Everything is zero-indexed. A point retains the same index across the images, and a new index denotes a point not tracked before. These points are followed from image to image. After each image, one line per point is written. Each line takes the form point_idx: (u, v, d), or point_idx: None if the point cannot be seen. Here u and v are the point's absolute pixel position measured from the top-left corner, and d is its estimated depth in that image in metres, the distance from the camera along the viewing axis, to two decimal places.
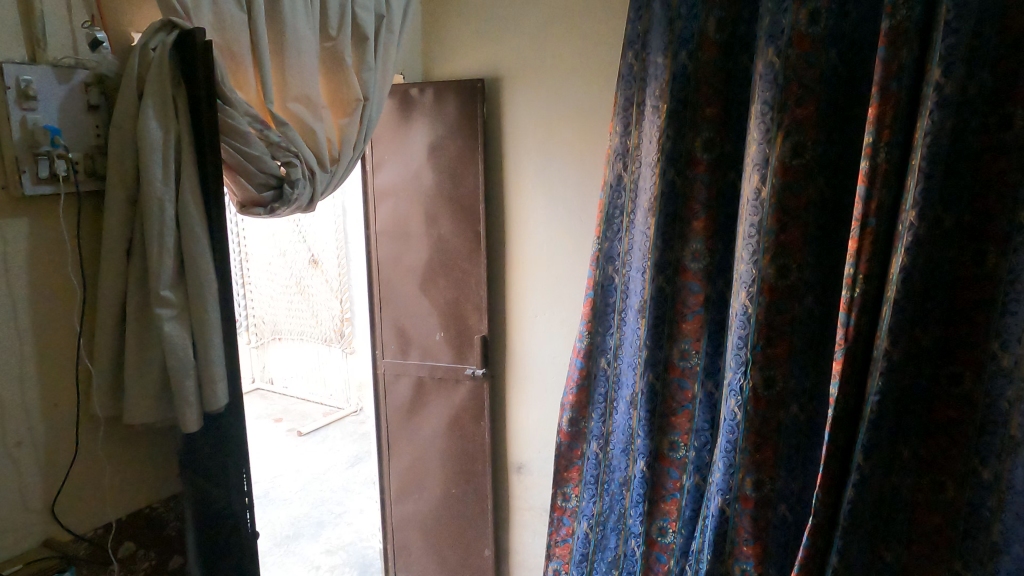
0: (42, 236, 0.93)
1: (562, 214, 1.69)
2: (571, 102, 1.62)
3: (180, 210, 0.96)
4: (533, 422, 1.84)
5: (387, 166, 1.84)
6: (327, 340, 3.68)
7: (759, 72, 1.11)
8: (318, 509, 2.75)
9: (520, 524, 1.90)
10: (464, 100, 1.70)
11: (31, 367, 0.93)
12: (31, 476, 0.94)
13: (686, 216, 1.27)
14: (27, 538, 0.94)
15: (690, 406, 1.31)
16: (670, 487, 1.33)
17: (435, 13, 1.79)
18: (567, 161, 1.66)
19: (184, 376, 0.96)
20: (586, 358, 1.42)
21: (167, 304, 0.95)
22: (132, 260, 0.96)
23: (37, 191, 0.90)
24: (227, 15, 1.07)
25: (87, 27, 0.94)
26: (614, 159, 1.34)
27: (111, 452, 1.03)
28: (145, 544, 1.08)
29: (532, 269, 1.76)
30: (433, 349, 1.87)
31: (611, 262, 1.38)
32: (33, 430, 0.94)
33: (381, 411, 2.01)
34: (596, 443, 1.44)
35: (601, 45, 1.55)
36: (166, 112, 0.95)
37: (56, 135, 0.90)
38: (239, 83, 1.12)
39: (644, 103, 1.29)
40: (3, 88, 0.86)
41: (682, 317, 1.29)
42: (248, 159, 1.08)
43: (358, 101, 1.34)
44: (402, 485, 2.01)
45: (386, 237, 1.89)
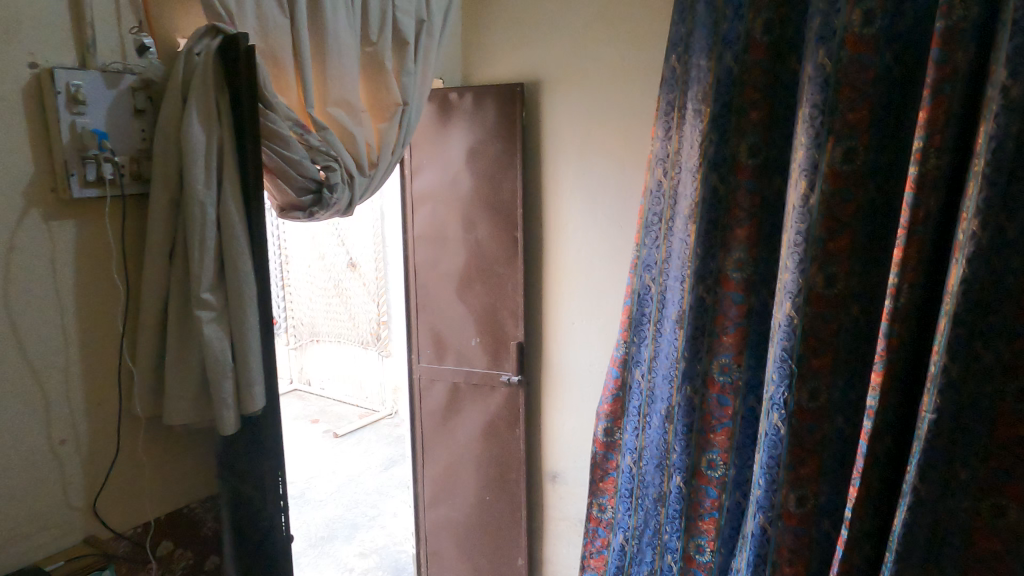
0: (88, 237, 0.94)
1: (600, 220, 1.67)
2: (611, 107, 1.60)
3: (221, 214, 0.97)
4: (569, 431, 1.81)
5: (426, 171, 1.84)
6: (364, 342, 3.71)
7: (808, 75, 1.07)
8: (353, 511, 2.77)
9: (555, 534, 1.88)
10: (503, 104, 1.69)
11: (76, 366, 0.94)
12: (74, 474, 0.95)
13: (729, 223, 1.23)
14: (69, 535, 0.96)
15: (730, 423, 1.27)
16: (708, 506, 1.29)
17: (475, 18, 1.78)
18: (607, 166, 1.63)
19: (222, 379, 0.97)
20: (622, 368, 1.44)
21: (207, 307, 0.96)
22: (174, 263, 0.97)
23: (84, 194, 0.91)
24: (270, 22, 1.08)
25: (135, 33, 0.96)
26: (656, 165, 1.35)
27: (152, 451, 1.04)
28: (182, 544, 1.09)
29: (570, 275, 1.74)
30: (469, 354, 1.86)
31: (649, 271, 1.38)
32: (77, 427, 0.95)
33: (416, 416, 2.00)
34: (630, 457, 1.42)
35: (643, 49, 1.53)
36: (209, 116, 0.96)
37: (104, 138, 0.91)
38: (282, 89, 1.13)
39: (685, 107, 1.27)
40: (54, 93, 0.87)
41: (723, 329, 1.25)
42: (288, 163, 1.09)
43: (397, 106, 1.34)
44: (436, 490, 2.00)
45: (423, 241, 1.89)
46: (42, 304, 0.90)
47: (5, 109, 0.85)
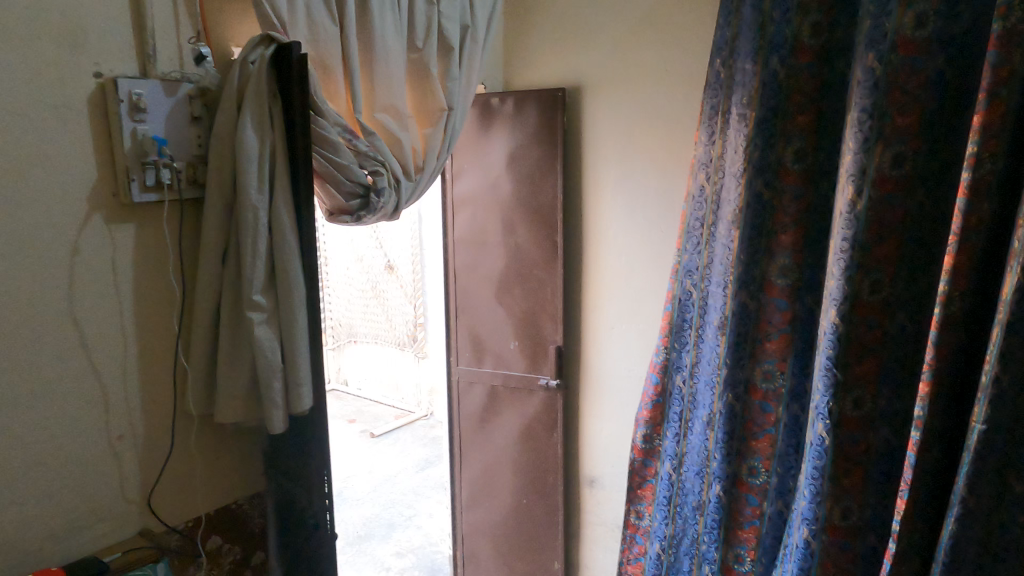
0: (146, 239, 0.97)
1: (642, 225, 1.66)
2: (653, 111, 1.59)
3: (273, 219, 0.99)
4: (606, 436, 1.81)
5: (467, 175, 1.85)
6: (400, 344, 3.75)
7: (857, 79, 1.05)
8: (389, 511, 2.80)
9: (592, 539, 1.87)
10: (545, 109, 1.70)
11: (133, 365, 0.98)
12: (130, 469, 0.99)
13: (773, 229, 1.22)
14: (124, 528, 0.99)
15: (773, 429, 1.25)
16: (749, 514, 1.27)
17: (517, 23, 1.79)
18: (649, 171, 1.62)
19: (272, 379, 0.99)
20: (662, 374, 1.45)
21: (258, 308, 0.99)
22: (227, 265, 0.99)
23: (144, 198, 0.95)
24: (320, 29, 1.11)
25: (192, 42, 0.99)
26: (699, 169, 1.35)
27: (203, 448, 1.07)
28: (230, 539, 1.12)
29: (610, 279, 1.73)
30: (508, 357, 1.87)
31: (690, 276, 1.37)
32: (134, 424, 0.98)
33: (454, 418, 2.02)
34: (669, 463, 1.42)
35: (686, 52, 1.52)
36: (263, 123, 0.98)
37: (163, 145, 0.95)
38: (331, 95, 1.15)
39: (729, 111, 1.27)
40: (116, 101, 0.91)
41: (766, 335, 1.24)
42: (337, 168, 1.11)
43: (442, 111, 1.36)
44: (473, 492, 2.01)
45: (463, 245, 1.90)
46: (102, 304, 0.94)
47: (71, 117, 0.89)
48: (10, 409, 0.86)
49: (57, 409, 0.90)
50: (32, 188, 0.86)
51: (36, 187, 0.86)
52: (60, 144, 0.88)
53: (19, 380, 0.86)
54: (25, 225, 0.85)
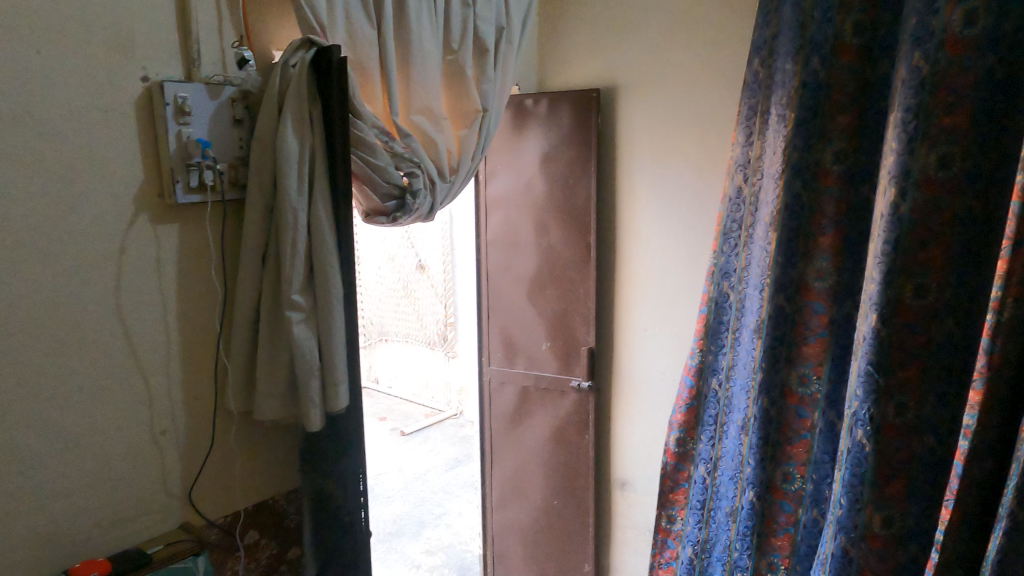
0: (189, 239, 1.00)
1: (677, 226, 1.64)
2: (688, 112, 1.58)
3: (311, 219, 1.01)
4: (638, 439, 1.80)
5: (500, 176, 1.86)
6: (430, 343, 3.77)
7: (901, 78, 1.02)
8: (419, 509, 2.82)
9: (622, 542, 1.86)
10: (579, 110, 1.69)
11: (176, 362, 1.00)
12: (172, 464, 1.01)
13: (811, 231, 1.20)
14: (166, 520, 1.01)
15: (809, 435, 1.23)
16: (783, 521, 1.25)
17: (551, 24, 1.79)
18: (684, 172, 1.61)
19: (310, 378, 1.01)
20: (697, 377, 1.40)
21: (297, 308, 1.00)
22: (267, 265, 1.01)
23: (187, 199, 0.96)
24: (358, 32, 1.12)
25: (235, 46, 1.02)
26: (735, 171, 1.31)
27: (243, 444, 1.10)
28: (267, 533, 1.14)
29: (643, 281, 1.72)
30: (539, 358, 1.87)
31: (727, 278, 1.35)
32: (176, 420, 1.01)
33: (486, 418, 2.02)
34: (703, 467, 1.39)
35: (722, 52, 1.50)
36: (302, 125, 1.00)
37: (207, 147, 0.96)
38: (367, 97, 1.16)
39: (769, 111, 1.24)
40: (163, 104, 0.93)
41: (803, 339, 1.22)
42: (373, 169, 1.12)
43: (476, 112, 1.37)
44: (504, 493, 2.02)
45: (495, 245, 1.91)
46: (148, 302, 0.96)
47: (120, 120, 0.91)
48: (60, 404, 0.88)
49: (105, 404, 0.93)
50: (82, 189, 0.88)
51: (86, 188, 0.88)
52: (108, 146, 0.90)
53: (69, 376, 0.89)
54: (76, 225, 0.88)
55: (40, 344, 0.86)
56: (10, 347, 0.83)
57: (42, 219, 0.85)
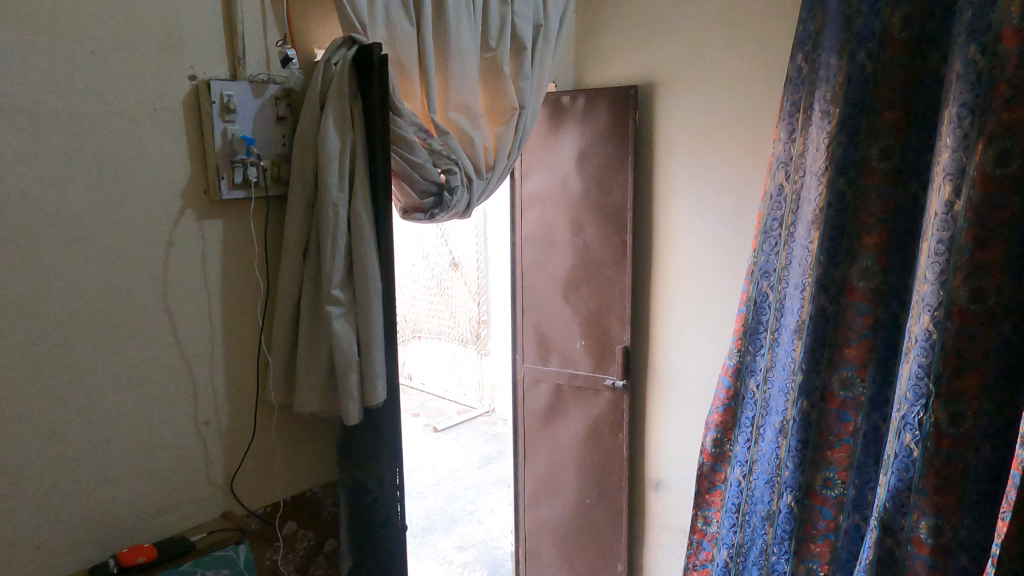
0: (233, 235, 1.02)
1: (715, 225, 1.62)
2: (728, 109, 1.56)
3: (353, 216, 1.02)
4: (673, 439, 1.78)
5: (536, 173, 1.85)
6: (463, 341, 3.79)
7: (957, 72, 1.00)
8: (452, 505, 2.84)
9: (655, 543, 1.85)
10: (616, 107, 1.68)
11: (220, 355, 1.02)
12: (216, 453, 1.03)
13: (856, 230, 1.18)
14: (209, 509, 1.03)
15: (850, 440, 1.20)
16: (822, 528, 1.23)
17: (588, 21, 1.78)
18: (723, 169, 1.59)
19: (348, 372, 1.02)
20: (735, 377, 1.39)
21: (337, 303, 1.02)
22: (307, 260, 1.03)
23: (232, 195, 0.99)
24: (398, 31, 1.13)
25: (279, 46, 1.03)
26: (777, 168, 1.29)
27: (283, 436, 1.12)
28: (304, 525, 1.16)
29: (679, 280, 1.71)
30: (573, 356, 1.86)
31: (766, 278, 1.32)
32: (219, 411, 1.03)
33: (519, 415, 2.03)
34: (740, 470, 1.38)
35: (764, 47, 1.48)
36: (344, 122, 1.02)
37: (251, 144, 0.98)
38: (407, 95, 1.18)
39: (812, 107, 1.22)
40: (209, 102, 0.95)
41: (846, 341, 1.19)
42: (412, 167, 1.14)
43: (513, 110, 1.37)
44: (536, 490, 2.02)
45: (531, 243, 1.91)
46: (193, 296, 0.98)
47: (169, 118, 0.93)
48: (109, 394, 0.91)
49: (151, 395, 0.95)
50: (131, 184, 0.90)
51: (135, 184, 0.91)
52: (158, 143, 0.93)
53: (118, 367, 0.91)
54: (125, 219, 0.90)
55: (91, 334, 0.88)
56: (63, 337, 0.86)
57: (93, 213, 0.87)
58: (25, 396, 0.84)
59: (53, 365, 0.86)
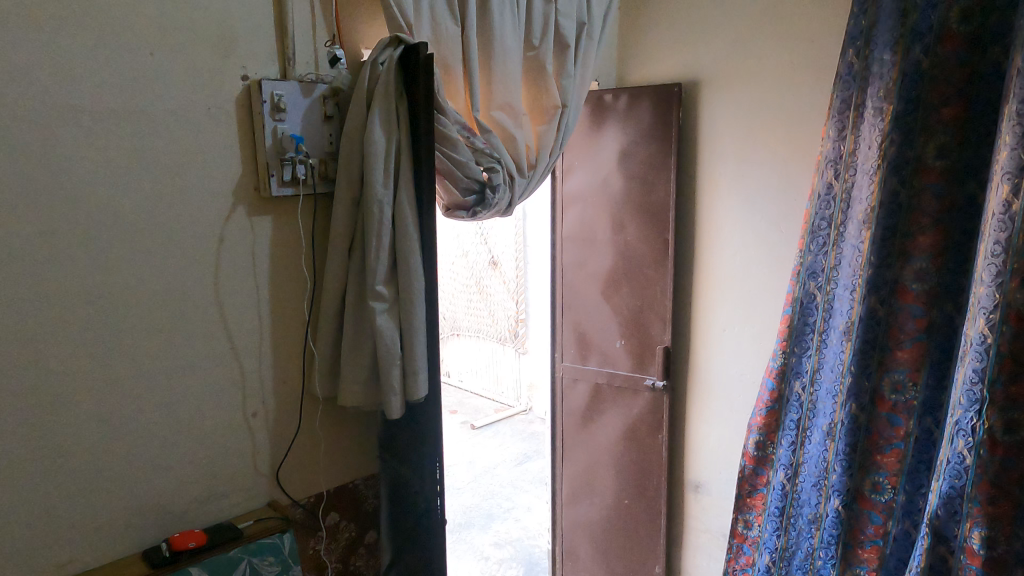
0: (282, 231, 1.05)
1: (759, 226, 1.60)
2: (774, 106, 1.54)
3: (396, 211, 1.04)
4: (714, 441, 1.76)
5: (578, 172, 1.85)
6: (501, 339, 3.80)
7: (1016, 68, 0.97)
8: (488, 501, 2.85)
9: (695, 545, 1.83)
10: (659, 105, 1.66)
11: (268, 348, 1.05)
12: (262, 444, 1.06)
13: (910, 231, 1.15)
14: (256, 498, 1.06)
15: (901, 444, 1.17)
16: (870, 533, 1.20)
17: (631, 19, 1.77)
18: (769, 168, 1.56)
19: (390, 367, 1.04)
20: (779, 380, 1.36)
21: (380, 298, 1.03)
22: (352, 256, 1.05)
23: (281, 192, 1.01)
24: (443, 31, 1.15)
25: (328, 46, 1.06)
26: (824, 166, 1.26)
27: (327, 429, 1.15)
28: (346, 516, 1.18)
29: (722, 280, 1.69)
30: (613, 356, 1.85)
31: (813, 278, 1.30)
32: (267, 402, 1.06)
33: (558, 413, 2.03)
34: (783, 473, 1.35)
35: (813, 43, 1.45)
36: (389, 120, 1.03)
37: (300, 142, 1.01)
38: (451, 94, 1.19)
39: (863, 105, 1.19)
40: (260, 102, 0.98)
41: (897, 343, 1.16)
42: (455, 164, 1.15)
43: (556, 108, 1.37)
44: (574, 489, 2.02)
45: (571, 241, 1.90)
46: (242, 290, 1.01)
47: (223, 117, 0.96)
48: (162, 384, 0.94)
49: (201, 385, 0.98)
50: (185, 181, 0.93)
51: (189, 181, 0.94)
52: (211, 142, 0.96)
53: (171, 357, 0.95)
54: (179, 216, 0.93)
55: (145, 326, 0.92)
56: (119, 328, 0.89)
57: (148, 208, 0.90)
58: (84, 383, 0.87)
59: (110, 354, 0.89)
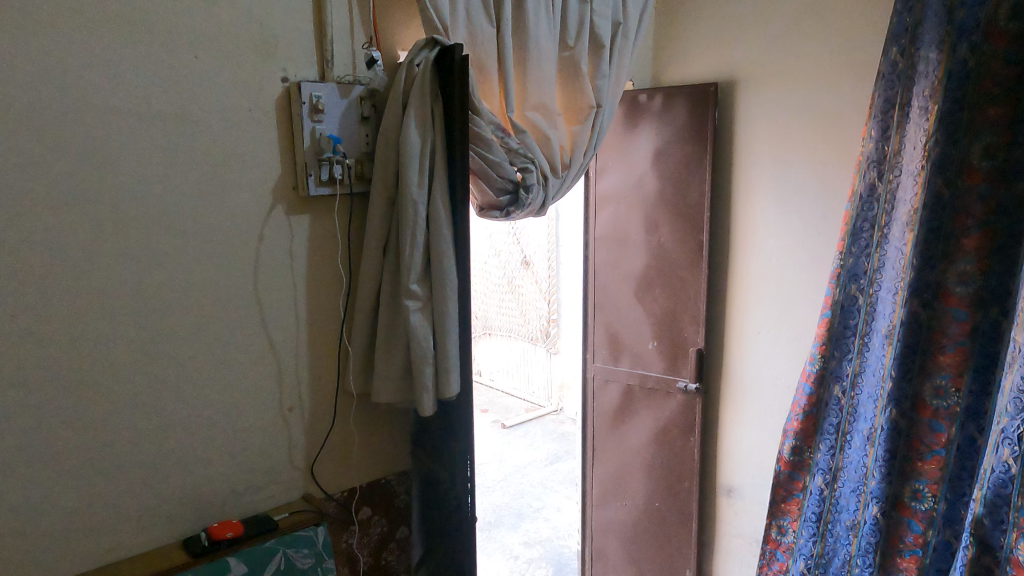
0: (319, 230, 1.07)
1: (797, 227, 1.57)
2: (813, 106, 1.51)
3: (430, 211, 1.05)
4: (748, 445, 1.73)
5: (612, 172, 1.84)
6: (532, 339, 3.80)
7: None
8: (518, 501, 2.86)
9: (727, 550, 1.81)
10: (695, 104, 1.65)
11: (304, 344, 1.07)
12: (298, 438, 1.09)
13: (954, 233, 1.12)
14: (291, 491, 1.09)
15: (943, 451, 1.14)
16: (910, 542, 1.18)
17: (667, 18, 1.76)
18: (807, 168, 1.54)
19: (424, 364, 1.05)
20: (817, 384, 1.32)
21: (414, 297, 1.05)
22: (387, 255, 1.07)
23: (318, 192, 1.03)
24: (478, 32, 1.16)
25: (365, 48, 1.08)
26: (867, 168, 1.23)
27: (360, 424, 1.17)
28: (378, 511, 1.20)
29: (758, 282, 1.66)
30: (645, 357, 1.84)
31: (855, 280, 1.26)
32: (303, 398, 1.08)
33: (589, 414, 2.02)
34: (821, 478, 1.32)
35: (854, 41, 1.42)
36: (424, 121, 1.05)
37: (337, 143, 1.03)
38: (486, 95, 1.20)
39: (909, 104, 1.17)
40: (300, 103, 1.00)
41: (940, 348, 1.14)
42: (489, 165, 1.16)
43: (590, 108, 1.37)
44: (604, 491, 2.01)
45: (604, 242, 1.90)
46: (281, 288, 1.04)
47: (263, 119, 0.99)
48: (202, 378, 0.97)
49: (240, 380, 1.01)
50: (226, 181, 0.96)
51: (230, 181, 0.96)
52: (252, 144, 0.98)
53: (211, 352, 0.97)
54: (221, 215, 0.96)
55: (185, 322, 0.94)
56: (161, 324, 0.92)
57: (193, 208, 0.93)
58: (129, 375, 0.90)
59: (154, 347, 0.92)
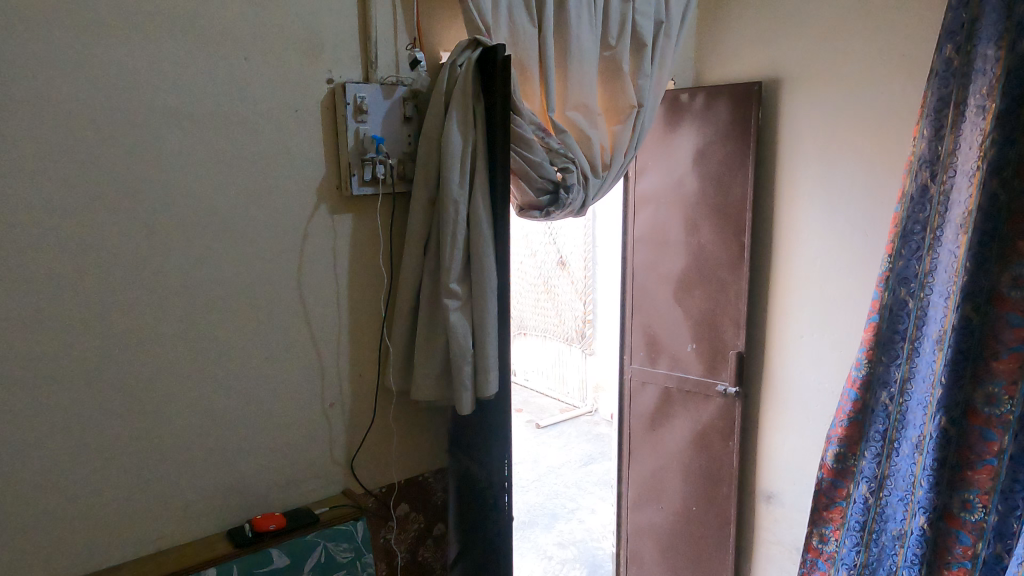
0: (361, 229, 1.08)
1: (842, 229, 1.54)
2: (860, 105, 1.47)
3: (471, 212, 1.06)
4: (789, 451, 1.70)
5: (652, 172, 1.83)
6: (568, 339, 3.78)
7: None
8: (552, 501, 2.86)
9: (766, 557, 1.78)
10: (738, 104, 1.62)
11: (346, 342, 1.09)
12: (339, 434, 1.10)
13: (1009, 236, 1.11)
14: (331, 486, 1.10)
15: (995, 461, 1.12)
16: (958, 554, 1.17)
17: (710, 17, 1.74)
18: (854, 169, 1.50)
19: (462, 363, 1.05)
20: (863, 390, 1.28)
21: (454, 296, 1.05)
22: (428, 254, 1.08)
23: (361, 191, 1.05)
24: (520, 32, 1.16)
25: (409, 49, 1.08)
26: (919, 168, 1.19)
27: (400, 422, 1.18)
28: (416, 508, 1.21)
29: (801, 284, 1.63)
30: (684, 359, 1.82)
31: (905, 284, 1.22)
32: (344, 394, 1.10)
33: (625, 416, 2.01)
34: (866, 487, 1.28)
35: (905, 38, 1.38)
36: (466, 122, 1.05)
37: (380, 143, 1.04)
38: (527, 95, 1.20)
39: (965, 103, 1.13)
40: (344, 104, 1.01)
41: (994, 354, 1.12)
42: (530, 164, 1.17)
43: (631, 108, 1.36)
44: (641, 493, 1.99)
45: (643, 243, 1.88)
46: (323, 286, 1.05)
47: (309, 119, 1.01)
48: (247, 373, 0.99)
49: (283, 375, 1.03)
50: (272, 180, 0.98)
51: (276, 181, 0.98)
52: (298, 144, 1.00)
53: (256, 348, 0.99)
54: (266, 214, 0.98)
55: (232, 318, 0.97)
56: (208, 319, 0.94)
57: (240, 207, 0.95)
58: (178, 370, 0.93)
59: (202, 343, 0.94)
